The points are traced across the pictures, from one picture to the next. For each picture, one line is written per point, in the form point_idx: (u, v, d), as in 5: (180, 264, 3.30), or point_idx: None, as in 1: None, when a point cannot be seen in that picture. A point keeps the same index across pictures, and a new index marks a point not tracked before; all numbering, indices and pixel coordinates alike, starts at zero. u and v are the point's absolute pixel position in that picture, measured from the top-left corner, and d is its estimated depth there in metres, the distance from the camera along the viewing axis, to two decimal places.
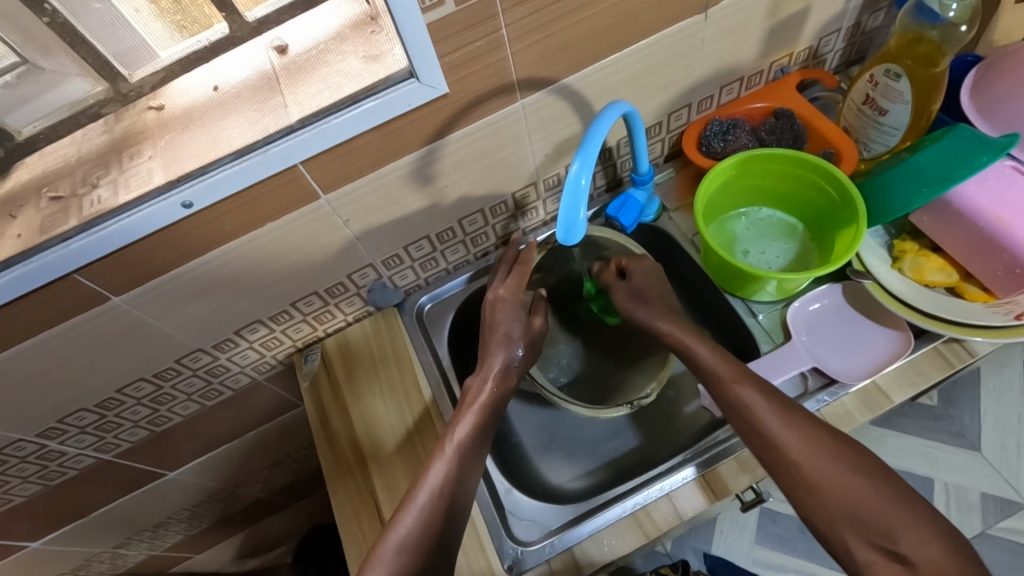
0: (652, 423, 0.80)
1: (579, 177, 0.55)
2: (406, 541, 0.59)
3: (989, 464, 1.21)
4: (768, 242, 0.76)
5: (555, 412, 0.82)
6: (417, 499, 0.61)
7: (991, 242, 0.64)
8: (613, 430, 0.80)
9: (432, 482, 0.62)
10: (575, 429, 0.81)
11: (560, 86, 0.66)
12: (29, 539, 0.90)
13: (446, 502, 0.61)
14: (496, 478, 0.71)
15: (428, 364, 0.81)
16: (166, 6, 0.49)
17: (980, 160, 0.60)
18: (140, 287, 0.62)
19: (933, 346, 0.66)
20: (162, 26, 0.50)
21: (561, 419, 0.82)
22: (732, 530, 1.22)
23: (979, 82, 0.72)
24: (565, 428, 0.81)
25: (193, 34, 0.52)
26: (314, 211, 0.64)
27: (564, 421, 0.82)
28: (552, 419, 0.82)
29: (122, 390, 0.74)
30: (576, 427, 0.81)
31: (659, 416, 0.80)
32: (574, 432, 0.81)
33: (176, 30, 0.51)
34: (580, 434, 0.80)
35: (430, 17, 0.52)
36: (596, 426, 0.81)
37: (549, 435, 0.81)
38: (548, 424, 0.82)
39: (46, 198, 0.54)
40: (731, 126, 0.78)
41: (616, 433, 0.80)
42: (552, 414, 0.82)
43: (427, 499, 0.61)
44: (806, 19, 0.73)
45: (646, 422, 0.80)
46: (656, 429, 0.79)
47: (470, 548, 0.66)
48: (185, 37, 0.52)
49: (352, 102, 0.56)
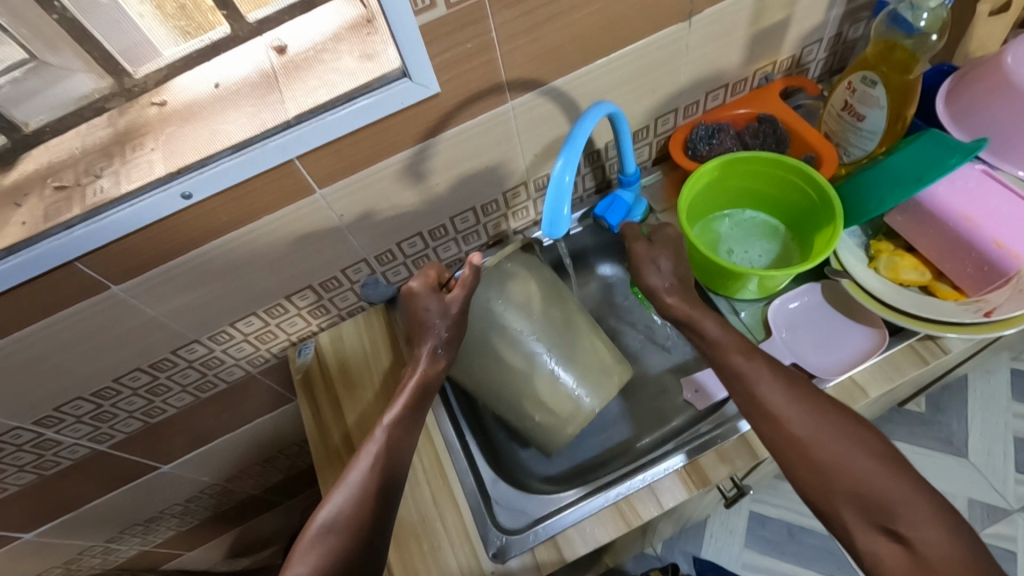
0: (561, 289, 0.74)
1: (563, 176, 0.57)
2: (337, 519, 0.58)
3: (977, 471, 1.23)
4: (751, 242, 0.78)
5: (485, 289, 0.69)
6: (350, 478, 0.61)
7: (961, 242, 0.66)
8: (590, 365, 0.72)
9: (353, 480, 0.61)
10: (553, 378, 0.70)
11: (550, 88, 0.68)
12: (22, 530, 0.91)
13: (383, 476, 0.61)
14: (436, 437, 0.74)
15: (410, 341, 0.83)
16: (171, 12, 0.50)
17: (948, 162, 0.63)
18: (139, 276, 0.64)
19: (908, 343, 0.68)
20: (166, 31, 0.52)
21: (492, 280, 0.69)
22: (722, 533, 1.23)
23: (953, 91, 0.75)
24: (554, 416, 0.71)
25: (186, 40, 0.53)
26: (310, 204, 0.66)
27: (528, 351, 0.69)
28: (517, 371, 0.69)
29: (119, 379, 0.75)
30: (548, 351, 0.70)
31: (551, 275, 0.74)
32: (554, 385, 0.70)
33: (181, 37, 0.53)
34: (569, 414, 0.71)
35: (423, 20, 0.54)
36: (574, 383, 0.70)
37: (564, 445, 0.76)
38: (527, 404, 0.71)
39: (50, 187, 0.56)
40: (715, 130, 0.80)
41: (564, 340, 0.71)
42: (501, 315, 0.69)
43: (359, 476, 0.61)
44: (788, 28, 0.76)
45: (576, 315, 0.73)
46: (591, 329, 0.74)
47: (422, 554, 0.67)
48: (181, 40, 0.53)
49: (347, 99, 0.59)
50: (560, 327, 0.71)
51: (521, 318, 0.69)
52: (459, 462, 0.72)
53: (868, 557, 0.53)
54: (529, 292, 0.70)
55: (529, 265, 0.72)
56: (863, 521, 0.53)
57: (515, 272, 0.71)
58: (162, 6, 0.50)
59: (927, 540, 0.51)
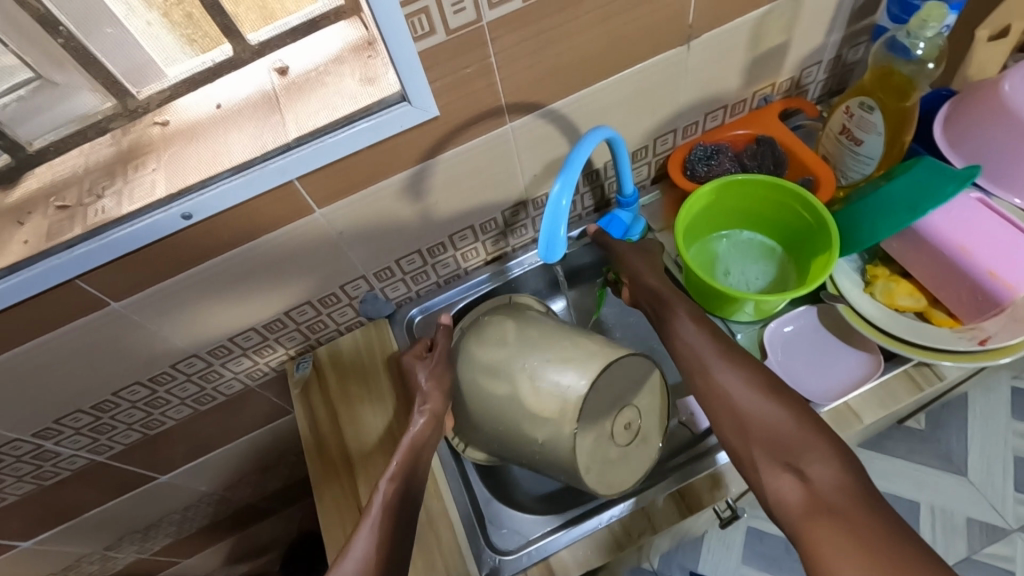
0: (544, 319, 0.66)
1: (560, 198, 0.58)
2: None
3: (976, 489, 1.22)
4: (748, 263, 0.78)
5: (462, 341, 0.66)
6: (353, 544, 0.57)
7: (957, 269, 0.66)
8: (575, 357, 0.59)
9: (357, 549, 0.57)
10: (534, 384, 0.59)
11: (549, 111, 0.69)
12: (21, 539, 0.92)
13: (389, 529, 0.58)
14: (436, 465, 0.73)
15: (404, 343, 0.84)
16: (178, 20, 0.54)
17: (944, 190, 0.63)
18: (138, 293, 0.64)
19: (904, 369, 0.68)
20: (174, 39, 0.55)
21: (470, 334, 0.66)
22: (719, 548, 1.23)
23: (952, 116, 0.75)
24: (549, 424, 0.58)
25: (201, 52, 0.58)
26: (310, 223, 0.67)
27: (507, 373, 0.60)
28: (500, 398, 0.60)
29: (118, 393, 0.76)
30: (525, 362, 0.60)
31: (533, 314, 0.67)
32: (536, 389, 0.58)
33: (187, 44, 0.56)
34: (560, 413, 0.57)
35: (422, 46, 0.55)
36: (559, 377, 0.58)
37: (612, 476, 0.61)
38: (524, 420, 0.59)
39: (53, 206, 0.58)
40: (713, 152, 0.81)
41: (542, 346, 0.61)
42: (478, 355, 0.63)
43: (365, 543, 0.57)
44: (787, 51, 0.76)
45: (563, 329, 0.64)
46: (581, 333, 0.63)
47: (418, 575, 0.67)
48: (195, 52, 0.57)
49: (346, 123, 0.59)
50: (532, 338, 0.62)
51: (496, 349, 0.62)
52: (455, 482, 0.72)
53: (782, 509, 0.56)
54: (502, 328, 0.64)
55: (505, 312, 0.68)
56: (771, 462, 0.57)
57: (490, 320, 0.66)
58: (169, 15, 0.53)
59: (825, 478, 0.54)
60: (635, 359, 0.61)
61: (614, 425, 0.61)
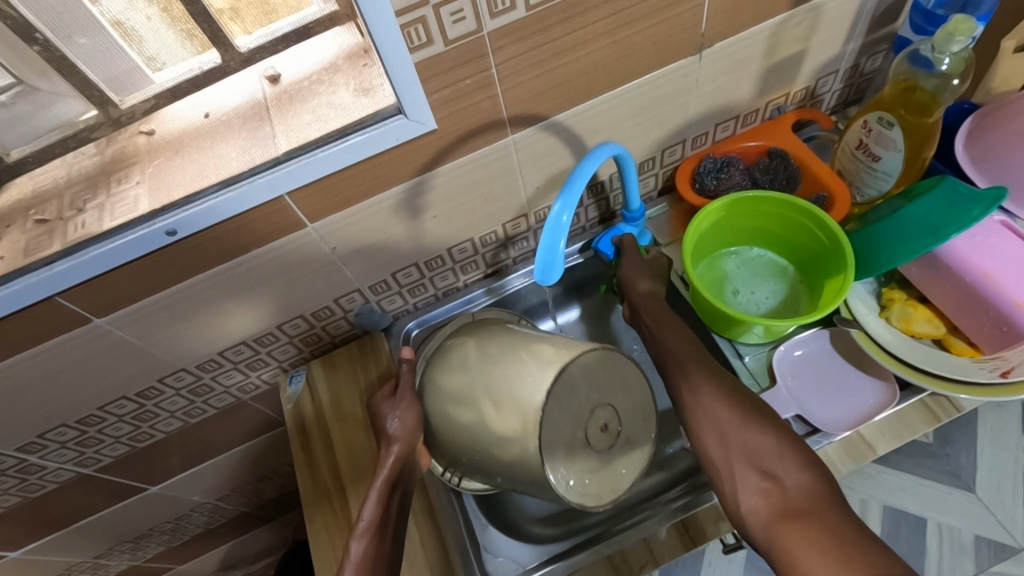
0: (509, 330, 0.61)
1: (561, 215, 0.55)
2: None
3: (984, 507, 1.19)
4: (758, 282, 0.75)
5: (429, 371, 0.63)
6: None
7: (980, 296, 0.63)
8: (528, 363, 0.53)
9: None
10: (495, 404, 0.53)
11: (551, 122, 0.66)
12: (9, 549, 0.90)
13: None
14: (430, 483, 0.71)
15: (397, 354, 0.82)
16: (177, 15, 0.51)
17: (969, 213, 0.60)
18: (122, 309, 0.62)
19: (920, 398, 0.66)
20: (172, 35, 0.52)
21: (434, 361, 0.63)
22: (721, 563, 1.21)
23: (975, 131, 0.71)
24: (515, 442, 0.52)
25: (196, 54, 0.55)
26: (301, 238, 0.64)
27: (472, 398, 0.56)
28: (469, 425, 0.56)
29: (104, 407, 0.74)
30: (483, 382, 0.55)
31: (497, 326, 0.62)
32: (499, 408, 0.53)
33: (186, 41, 0.53)
34: (522, 427, 0.51)
35: (419, 57, 0.52)
36: (511, 390, 0.52)
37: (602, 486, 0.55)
38: (492, 444, 0.54)
39: (32, 221, 0.55)
40: (724, 164, 0.77)
41: (496, 360, 0.55)
42: (443, 383, 0.60)
43: None
44: (803, 61, 0.73)
45: (521, 335, 0.58)
46: (539, 338, 0.57)
47: None
48: (194, 51, 0.55)
49: (339, 136, 0.56)
50: (489, 354, 0.57)
51: (459, 375, 0.58)
52: (451, 505, 0.70)
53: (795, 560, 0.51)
54: (463, 353, 0.60)
55: (470, 332, 0.63)
56: (739, 459, 0.57)
57: (455, 344, 0.62)
58: (169, 10, 0.50)
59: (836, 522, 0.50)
60: (596, 360, 0.53)
61: (589, 430, 0.54)
